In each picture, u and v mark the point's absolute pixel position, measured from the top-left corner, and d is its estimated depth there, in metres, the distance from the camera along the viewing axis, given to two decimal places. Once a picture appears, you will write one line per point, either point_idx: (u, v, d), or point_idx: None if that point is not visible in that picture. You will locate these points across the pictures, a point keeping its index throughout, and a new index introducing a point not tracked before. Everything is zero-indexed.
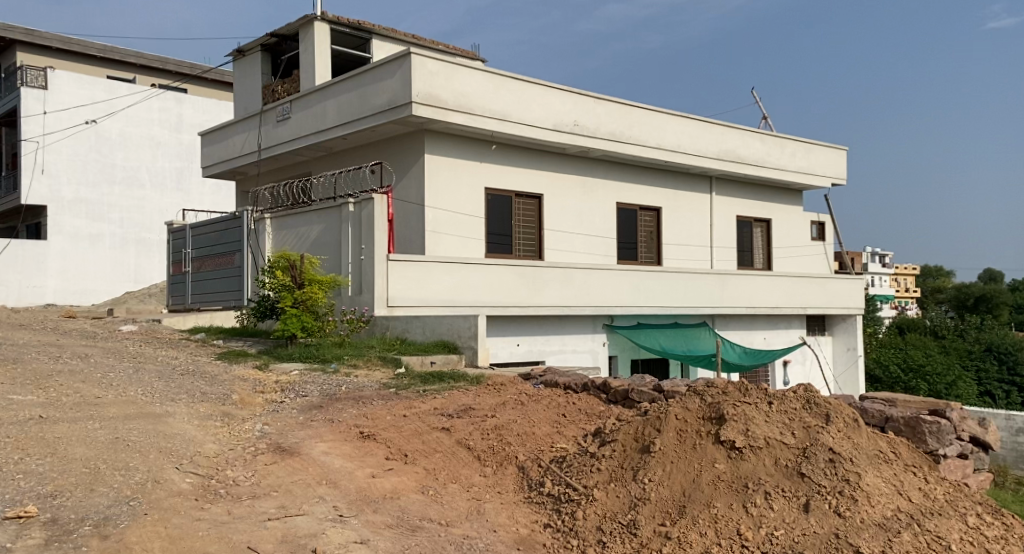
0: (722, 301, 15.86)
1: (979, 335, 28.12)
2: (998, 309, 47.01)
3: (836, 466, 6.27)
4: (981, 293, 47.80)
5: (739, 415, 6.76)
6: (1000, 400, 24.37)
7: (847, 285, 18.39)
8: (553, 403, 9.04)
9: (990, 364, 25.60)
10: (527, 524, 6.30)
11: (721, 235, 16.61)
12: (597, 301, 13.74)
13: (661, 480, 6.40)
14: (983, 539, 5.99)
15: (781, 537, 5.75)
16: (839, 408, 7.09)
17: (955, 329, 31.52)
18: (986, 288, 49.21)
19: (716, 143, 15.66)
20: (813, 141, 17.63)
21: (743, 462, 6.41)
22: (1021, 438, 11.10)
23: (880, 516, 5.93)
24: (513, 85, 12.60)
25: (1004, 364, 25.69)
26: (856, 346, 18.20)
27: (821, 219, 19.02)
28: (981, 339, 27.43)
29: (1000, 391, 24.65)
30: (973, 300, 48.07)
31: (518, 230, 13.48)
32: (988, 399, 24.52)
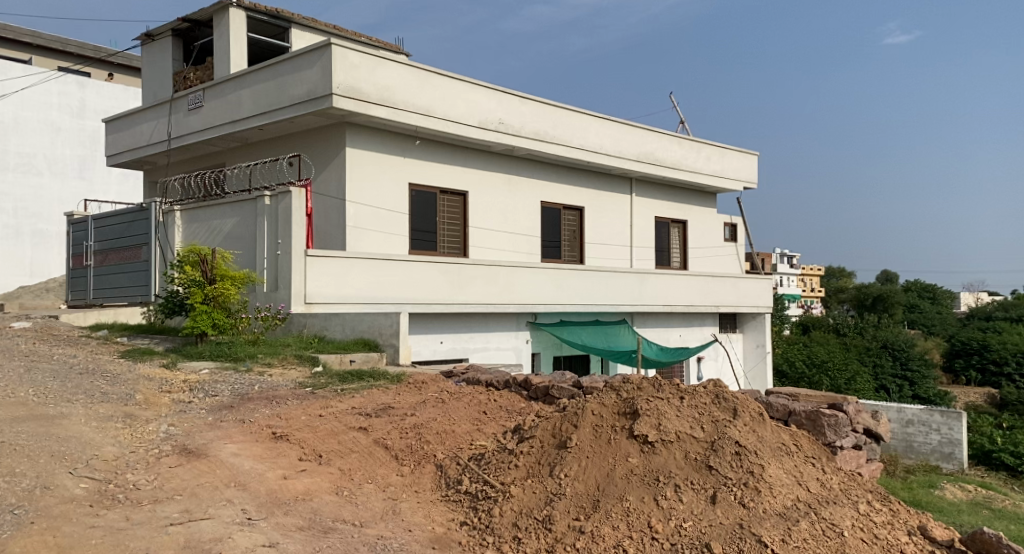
0: (642, 299, 16.17)
1: (877, 333, 29.43)
2: (894, 309, 49.42)
3: (742, 458, 6.49)
4: (880, 294, 50.03)
5: (652, 410, 6.93)
6: (895, 393, 25.64)
7: (759, 285, 19.02)
8: (474, 401, 9.04)
9: (886, 360, 26.92)
10: (444, 522, 6.31)
11: (641, 235, 16.94)
12: (521, 299, 13.82)
13: (576, 476, 6.50)
14: (873, 525, 6.26)
15: (689, 528, 5.91)
16: (745, 402, 7.34)
17: (855, 327, 32.87)
18: (884, 288, 51.51)
19: (636, 145, 15.95)
20: (728, 145, 18.15)
21: (656, 455, 6.58)
22: (910, 430, 11.78)
23: (780, 506, 6.15)
24: (436, 80, 12.54)
25: (898, 359, 27.03)
26: (765, 342, 18.81)
27: (734, 220, 19.58)
28: (878, 336, 28.85)
29: (895, 385, 25.98)
30: (871, 299, 50.36)
31: (443, 226, 13.40)
32: (883, 393, 25.76)
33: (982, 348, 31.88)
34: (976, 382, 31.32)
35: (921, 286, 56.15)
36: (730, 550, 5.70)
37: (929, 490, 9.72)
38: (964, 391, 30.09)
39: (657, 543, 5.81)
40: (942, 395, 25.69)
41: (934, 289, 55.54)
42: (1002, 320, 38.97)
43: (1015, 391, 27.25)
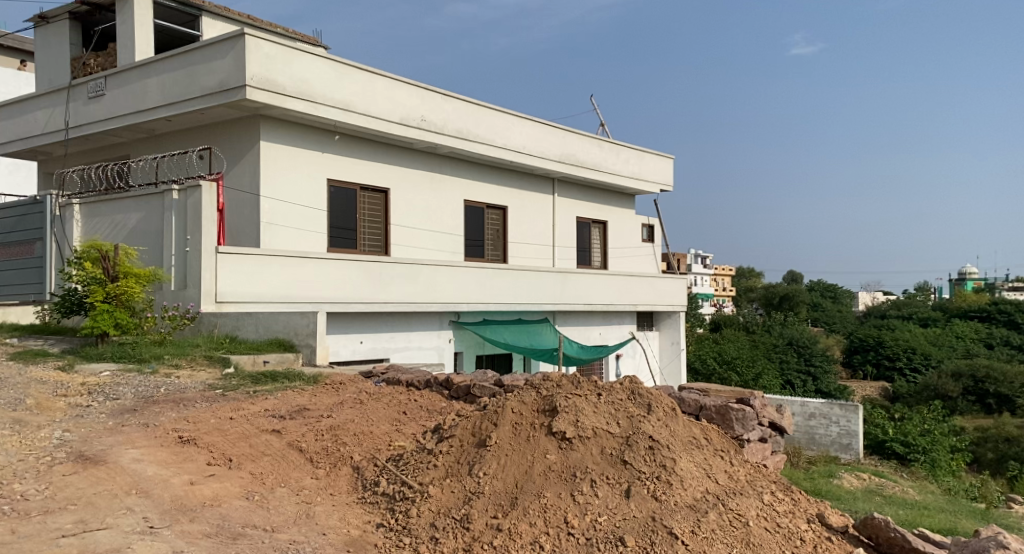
0: (563, 298, 16.30)
1: (783, 331, 30.51)
2: (799, 307, 51.30)
3: (655, 452, 6.62)
4: (786, 293, 51.79)
5: (571, 407, 7.00)
6: (799, 388, 26.61)
7: (675, 284, 19.47)
8: (394, 401, 8.94)
9: (791, 356, 27.97)
10: (359, 525, 6.23)
11: (563, 234, 17.08)
12: (443, 298, 13.73)
13: (495, 474, 6.50)
14: (776, 514, 6.47)
15: (604, 523, 5.98)
16: (659, 398, 7.49)
17: (762, 325, 33.96)
18: (789, 288, 53.43)
19: (558, 146, 16.08)
20: (646, 148, 18.51)
21: (573, 451, 6.64)
22: (813, 423, 12.27)
23: (691, 498, 6.29)
24: (356, 75, 12.35)
25: (802, 355, 28.28)
26: (680, 340, 19.26)
27: (651, 222, 19.98)
28: (784, 333, 29.95)
29: (799, 380, 27.01)
30: (778, 298, 52.16)
31: (363, 224, 13.19)
32: (789, 387, 26.70)
33: (876, 344, 33.43)
34: (871, 376, 32.83)
35: (823, 285, 58.38)
36: (643, 543, 5.79)
37: (828, 479, 10.13)
38: (861, 385, 31.51)
39: (572, 538, 5.85)
40: (842, 389, 26.82)
41: (836, 288, 57.83)
42: (896, 317, 41.00)
43: (907, 385, 28.73)
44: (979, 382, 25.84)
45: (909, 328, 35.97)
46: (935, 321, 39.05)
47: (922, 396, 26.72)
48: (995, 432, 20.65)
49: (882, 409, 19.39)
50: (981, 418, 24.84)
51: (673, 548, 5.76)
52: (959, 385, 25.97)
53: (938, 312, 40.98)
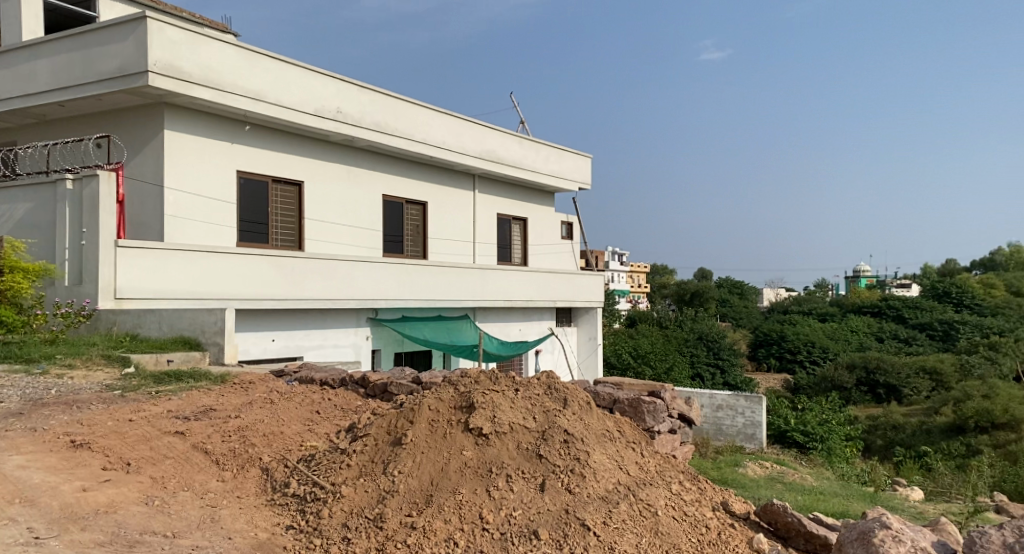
0: (484, 294, 16.24)
1: (694, 325, 31.30)
2: (709, 303, 52.76)
3: (569, 446, 6.64)
4: (696, 289, 53.13)
5: (488, 403, 6.95)
6: (708, 380, 27.38)
7: (592, 281, 19.70)
8: (307, 400, 8.70)
9: (701, 350, 28.75)
10: (267, 528, 6.03)
11: (483, 231, 17.00)
12: (360, 294, 13.45)
13: (410, 472, 6.39)
14: (683, 503, 6.59)
15: (518, 517, 5.95)
16: (574, 392, 7.52)
17: (674, 321, 34.74)
18: (699, 284, 54.88)
19: (477, 142, 16.00)
20: (565, 147, 18.64)
21: (489, 447, 6.59)
22: (720, 414, 12.65)
23: (603, 490, 6.33)
24: (267, 64, 11.97)
25: (711, 349, 29.13)
26: (596, 335, 19.62)
27: (570, 219, 20.14)
28: (695, 328, 30.75)
29: (708, 373, 27.79)
30: (690, 295, 53.47)
31: (276, 218, 12.78)
32: (698, 380, 27.41)
33: (779, 338, 34.68)
34: (774, 369, 34.01)
35: (731, 281, 60.13)
36: (556, 536, 5.79)
37: (734, 468, 10.45)
38: (765, 378, 32.68)
39: (487, 533, 5.80)
40: (748, 381, 27.75)
41: (743, 285, 59.63)
42: (797, 313, 42.63)
43: (808, 376, 29.96)
44: (871, 373, 27.17)
45: (808, 323, 37.50)
46: (833, 315, 40.84)
47: (819, 387, 27.90)
48: (885, 419, 21.77)
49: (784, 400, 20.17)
50: (873, 407, 26.12)
51: (586, 539, 5.78)
52: (853, 376, 27.26)
53: (835, 307, 42.84)
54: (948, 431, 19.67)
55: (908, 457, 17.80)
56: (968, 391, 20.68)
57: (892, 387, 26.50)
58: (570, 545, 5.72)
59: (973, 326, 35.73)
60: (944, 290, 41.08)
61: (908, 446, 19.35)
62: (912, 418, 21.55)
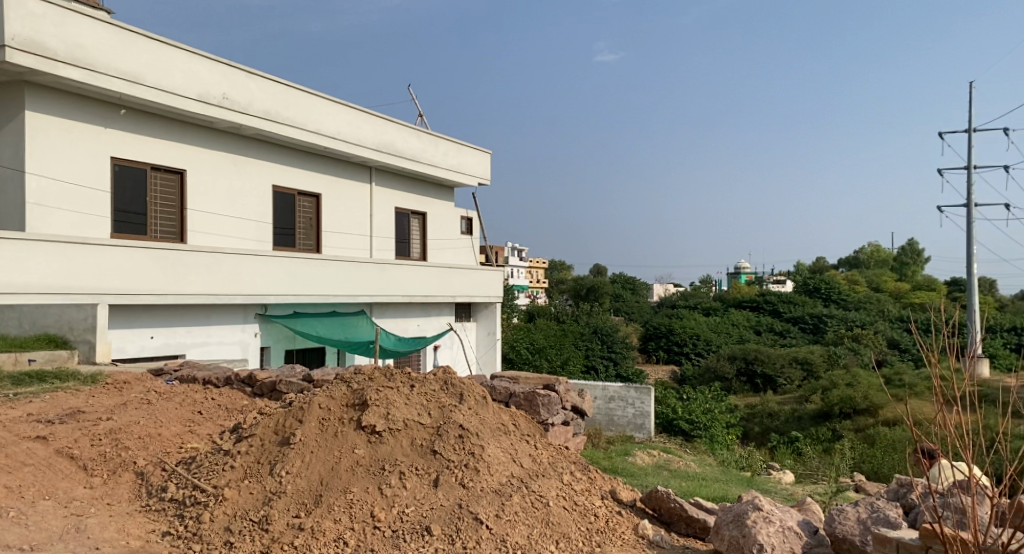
0: (381, 289, 15.89)
1: (589, 320, 31.76)
2: (603, 297, 53.79)
3: (464, 440, 6.65)
4: (591, 284, 54.00)
5: (381, 400, 6.90)
6: (602, 372, 27.87)
7: (492, 276, 19.53)
8: (188, 400, 8.22)
9: (595, 343, 29.24)
10: (142, 536, 5.81)
11: (381, 225, 16.62)
12: (249, 289, 12.88)
13: (300, 472, 6.32)
14: (574, 494, 6.74)
15: (411, 514, 5.97)
16: (471, 387, 7.51)
17: (570, 315, 35.12)
18: (593, 279, 55.78)
19: (374, 134, 15.63)
20: (464, 142, 18.47)
21: (382, 444, 6.58)
22: (612, 405, 12.86)
23: (497, 483, 6.39)
24: (144, 44, 11.27)
25: (605, 342, 29.66)
26: (496, 330, 19.46)
27: (469, 214, 20.00)
28: (590, 322, 31.23)
29: (602, 365, 28.33)
30: (585, 290, 54.32)
31: (156, 207, 12.03)
32: (592, 372, 27.84)
33: (667, 332, 35.66)
34: (663, 361, 34.95)
35: (623, 276, 61.31)
36: (448, 530, 5.81)
37: (624, 457, 10.65)
38: (654, 369, 33.60)
39: (378, 531, 5.81)
40: (638, 373, 28.45)
41: (634, 280, 60.93)
42: (684, 307, 43.97)
43: (694, 368, 31.00)
44: (750, 363, 28.28)
45: (694, 317, 38.75)
46: (716, 309, 42.32)
47: (703, 378, 28.89)
48: (761, 407, 22.71)
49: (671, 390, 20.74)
50: (751, 396, 27.28)
51: (478, 533, 5.80)
52: (734, 367, 28.37)
53: (718, 302, 44.47)
54: (816, 417, 20.71)
55: (782, 443, 18.66)
56: (833, 379, 21.86)
57: (768, 376, 27.70)
58: (461, 538, 5.74)
59: (839, 320, 37.82)
60: (815, 286, 43.27)
61: (781, 432, 20.29)
62: (785, 405, 22.57)
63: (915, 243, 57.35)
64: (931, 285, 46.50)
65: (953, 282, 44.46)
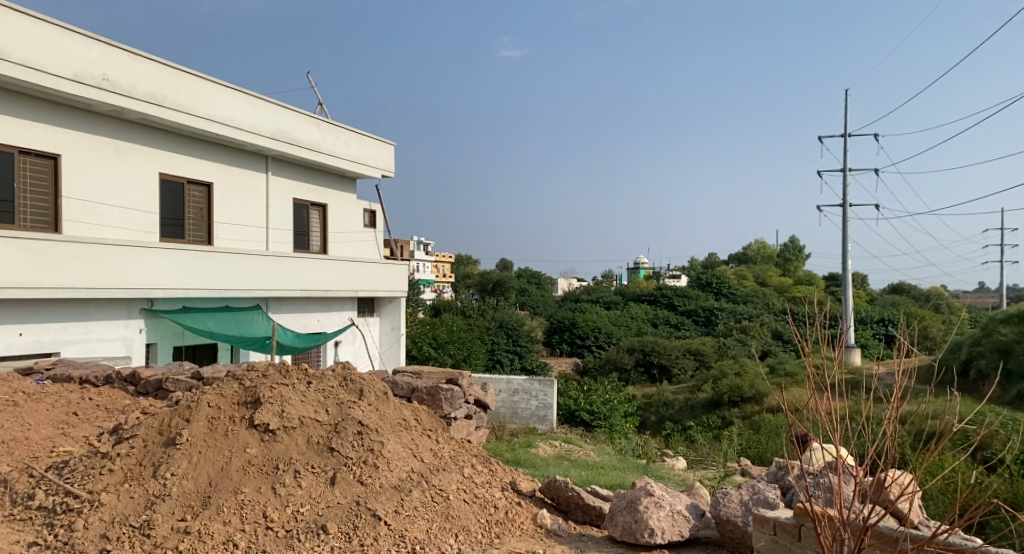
0: (277, 284, 15.41)
1: (494, 314, 31.84)
2: (508, 292, 54.04)
3: (363, 437, 7.49)
4: (497, 279, 54.13)
5: (275, 398, 7.58)
6: (506, 366, 28.07)
7: (396, 270, 19.22)
8: (58, 401, 8.16)
9: (501, 337, 29.36)
10: (7, 545, 6.24)
11: (278, 217, 16.10)
12: (133, 283, 12.26)
13: (188, 473, 6.86)
14: (474, 486, 7.56)
15: (306, 513, 6.69)
16: (370, 383, 8.39)
17: (476, 310, 35.11)
18: (499, 273, 55.93)
19: (270, 122, 15.13)
20: (366, 132, 18.13)
21: (276, 443, 7.27)
22: (516, 398, 12.92)
23: (396, 479, 7.21)
24: (12, 19, 10.61)
25: (511, 336, 29.81)
26: (400, 325, 19.24)
27: (372, 207, 19.66)
28: (496, 316, 31.32)
29: (507, 359, 28.49)
30: (491, 284, 54.40)
31: (25, 194, 11.37)
32: (497, 366, 27.98)
33: (570, 325, 36.14)
34: (566, 354, 35.45)
35: (529, 271, 61.78)
36: (345, 528, 6.55)
37: (527, 448, 10.74)
38: (558, 362, 34.03)
39: (271, 531, 6.47)
40: (542, 367, 28.77)
41: (540, 275, 61.50)
42: (587, 301, 44.71)
43: (595, 360, 31.58)
44: (648, 354, 29.07)
45: (596, 310, 39.47)
46: (617, 303, 43.17)
47: (604, 369, 29.51)
48: (657, 397, 23.36)
49: (572, 382, 21.07)
50: (647, 386, 28.07)
51: (377, 529, 6.56)
52: (632, 358, 29.13)
53: (619, 295, 45.43)
54: (708, 406, 21.45)
55: (675, 431, 19.28)
56: (724, 369, 22.68)
57: (664, 367, 28.51)
58: (358, 535, 6.49)
59: (730, 312, 39.27)
60: (707, 281, 44.71)
61: (675, 421, 20.97)
62: (679, 394, 23.29)
63: (797, 240, 60.29)
64: (813, 280, 48.99)
65: (834, 276, 46.90)
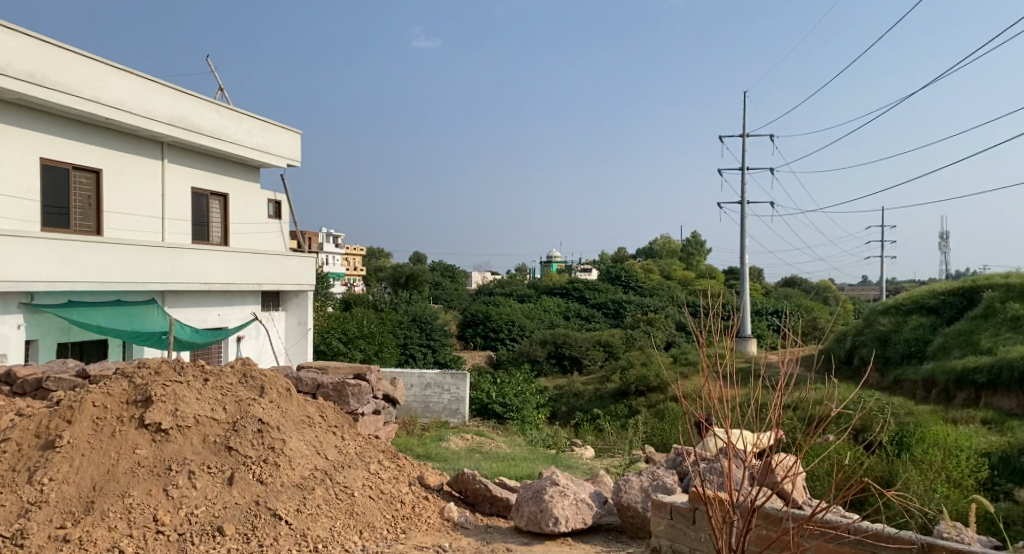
0: (174, 277, 14.73)
1: (407, 308, 31.41)
2: (421, 285, 53.48)
3: (263, 435, 7.24)
4: (410, 272, 53.50)
5: (168, 396, 7.23)
6: (419, 360, 27.79)
7: (302, 263, 18.69)
8: None
9: (413, 331, 29.04)
10: None
11: (175, 206, 15.36)
12: (11, 276, 11.57)
13: (70, 477, 6.53)
14: (380, 482, 7.39)
15: (201, 515, 6.39)
16: (272, 380, 8.10)
17: (387, 303, 34.63)
18: (412, 266, 55.24)
19: (166, 107, 14.43)
20: (270, 120, 17.52)
21: (168, 443, 6.93)
22: (428, 392, 12.77)
23: (299, 477, 6.99)
24: None
25: (423, 330, 29.52)
26: (307, 320, 18.81)
27: (277, 197, 19.02)
28: (408, 310, 30.97)
29: (419, 352, 28.26)
30: (404, 278, 53.79)
31: None
32: (410, 361, 27.66)
33: (484, 318, 36.04)
34: (480, 347, 35.46)
35: (442, 264, 61.42)
36: (243, 529, 6.31)
37: (438, 442, 10.62)
38: (471, 355, 33.97)
39: (161, 536, 6.17)
40: (455, 360, 28.64)
41: (453, 269, 61.24)
42: (500, 295, 44.72)
43: (508, 352, 31.67)
44: (559, 346, 29.35)
45: (509, 303, 39.60)
46: (529, 296, 43.43)
47: (516, 361, 29.62)
48: (568, 388, 23.59)
49: (482, 375, 21.06)
50: (559, 377, 28.33)
51: (276, 529, 6.34)
52: (544, 350, 29.34)
53: (531, 288, 45.69)
54: (616, 395, 21.81)
55: (585, 421, 19.53)
56: (632, 359, 23.12)
57: (575, 358, 28.85)
58: (257, 536, 6.25)
59: (637, 304, 40.21)
60: (616, 274, 45.44)
61: (584, 411, 21.25)
62: (589, 385, 23.60)
63: (700, 234, 62.15)
64: (714, 273, 50.63)
65: (733, 269, 48.60)
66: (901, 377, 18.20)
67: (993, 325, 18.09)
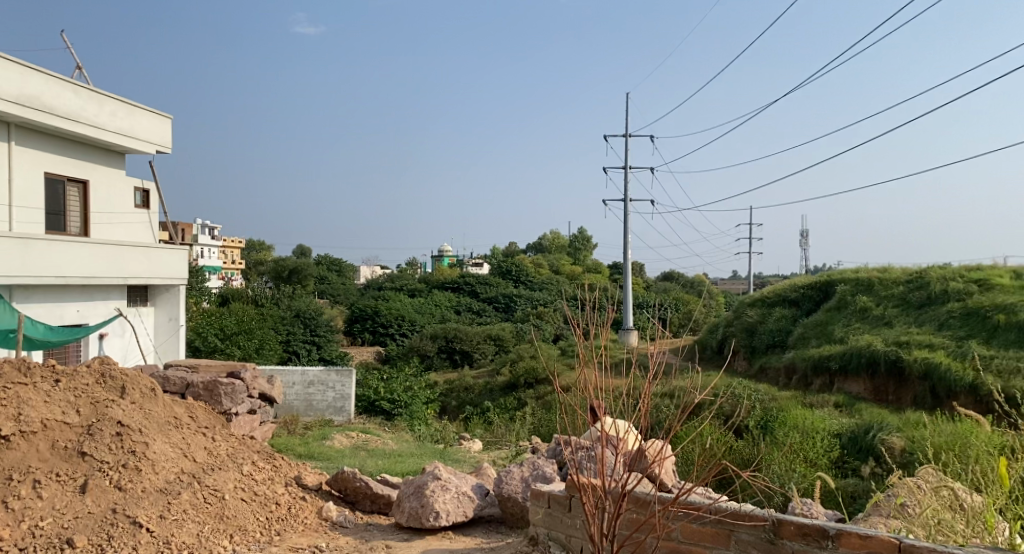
0: (24, 270, 13.56)
1: (291, 303, 30.29)
2: (306, 280, 51.70)
3: (122, 439, 6.67)
4: (294, 267, 51.75)
5: (11, 399, 6.53)
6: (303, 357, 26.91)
7: (174, 256, 17.60)
8: None
9: (297, 327, 28.02)
10: None
11: (24, 193, 14.14)
12: None
13: None
14: (253, 484, 6.96)
15: (47, 527, 5.79)
16: (134, 381, 7.52)
17: (270, 298, 33.30)
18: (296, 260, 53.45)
19: (13, 85, 13.24)
20: (135, 103, 16.39)
21: (9, 450, 6.26)
22: (311, 390, 12.24)
23: (162, 482, 6.47)
24: None
25: (308, 326, 28.55)
26: (178, 316, 17.70)
27: (145, 186, 17.80)
28: (291, 305, 29.87)
29: (303, 349, 27.40)
30: (287, 272, 51.93)
31: None
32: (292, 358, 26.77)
33: (372, 314, 35.26)
34: (368, 342, 34.72)
35: (328, 258, 59.78)
36: (97, 540, 5.75)
37: (320, 441, 10.17)
38: (358, 351, 33.15)
39: None
40: (341, 356, 27.86)
41: (340, 262, 59.77)
42: (389, 289, 43.90)
43: (397, 347, 31.10)
44: (450, 340, 29.04)
45: (399, 298, 38.95)
46: (419, 291, 42.87)
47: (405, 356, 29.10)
48: (458, 382, 23.34)
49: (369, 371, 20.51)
50: (449, 371, 28.04)
51: (136, 538, 5.82)
52: (435, 345, 28.96)
53: (421, 283, 45.11)
54: (505, 389, 21.77)
55: (474, 415, 19.38)
56: (520, 352, 23.16)
57: (465, 352, 28.65)
58: (112, 546, 5.71)
59: (526, 298, 40.50)
60: (506, 268, 45.50)
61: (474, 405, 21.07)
62: (479, 379, 23.44)
63: (585, 230, 63.18)
64: (599, 268, 51.56)
65: (618, 264, 49.64)
66: (765, 366, 19.06)
67: (844, 316, 19.21)
